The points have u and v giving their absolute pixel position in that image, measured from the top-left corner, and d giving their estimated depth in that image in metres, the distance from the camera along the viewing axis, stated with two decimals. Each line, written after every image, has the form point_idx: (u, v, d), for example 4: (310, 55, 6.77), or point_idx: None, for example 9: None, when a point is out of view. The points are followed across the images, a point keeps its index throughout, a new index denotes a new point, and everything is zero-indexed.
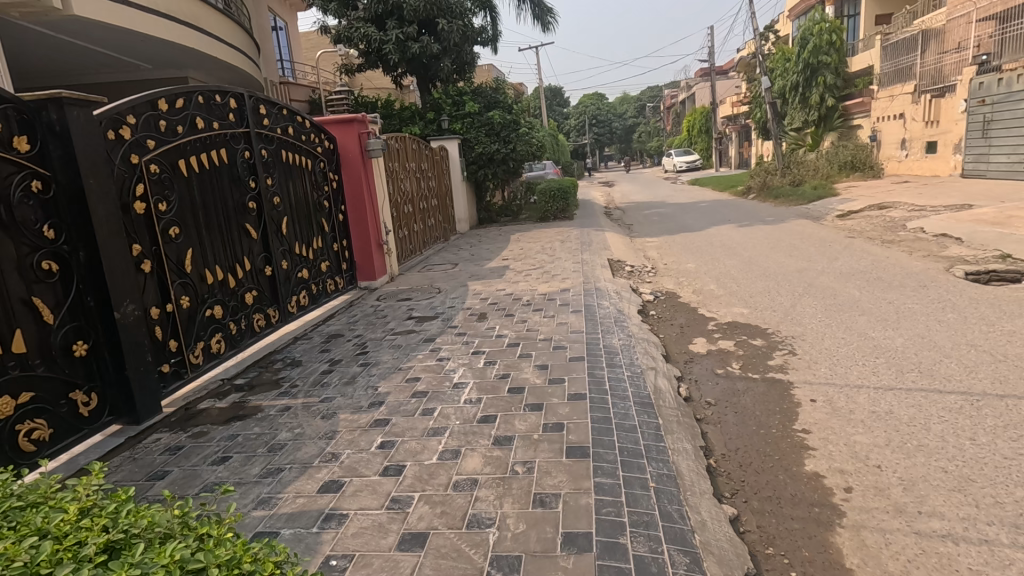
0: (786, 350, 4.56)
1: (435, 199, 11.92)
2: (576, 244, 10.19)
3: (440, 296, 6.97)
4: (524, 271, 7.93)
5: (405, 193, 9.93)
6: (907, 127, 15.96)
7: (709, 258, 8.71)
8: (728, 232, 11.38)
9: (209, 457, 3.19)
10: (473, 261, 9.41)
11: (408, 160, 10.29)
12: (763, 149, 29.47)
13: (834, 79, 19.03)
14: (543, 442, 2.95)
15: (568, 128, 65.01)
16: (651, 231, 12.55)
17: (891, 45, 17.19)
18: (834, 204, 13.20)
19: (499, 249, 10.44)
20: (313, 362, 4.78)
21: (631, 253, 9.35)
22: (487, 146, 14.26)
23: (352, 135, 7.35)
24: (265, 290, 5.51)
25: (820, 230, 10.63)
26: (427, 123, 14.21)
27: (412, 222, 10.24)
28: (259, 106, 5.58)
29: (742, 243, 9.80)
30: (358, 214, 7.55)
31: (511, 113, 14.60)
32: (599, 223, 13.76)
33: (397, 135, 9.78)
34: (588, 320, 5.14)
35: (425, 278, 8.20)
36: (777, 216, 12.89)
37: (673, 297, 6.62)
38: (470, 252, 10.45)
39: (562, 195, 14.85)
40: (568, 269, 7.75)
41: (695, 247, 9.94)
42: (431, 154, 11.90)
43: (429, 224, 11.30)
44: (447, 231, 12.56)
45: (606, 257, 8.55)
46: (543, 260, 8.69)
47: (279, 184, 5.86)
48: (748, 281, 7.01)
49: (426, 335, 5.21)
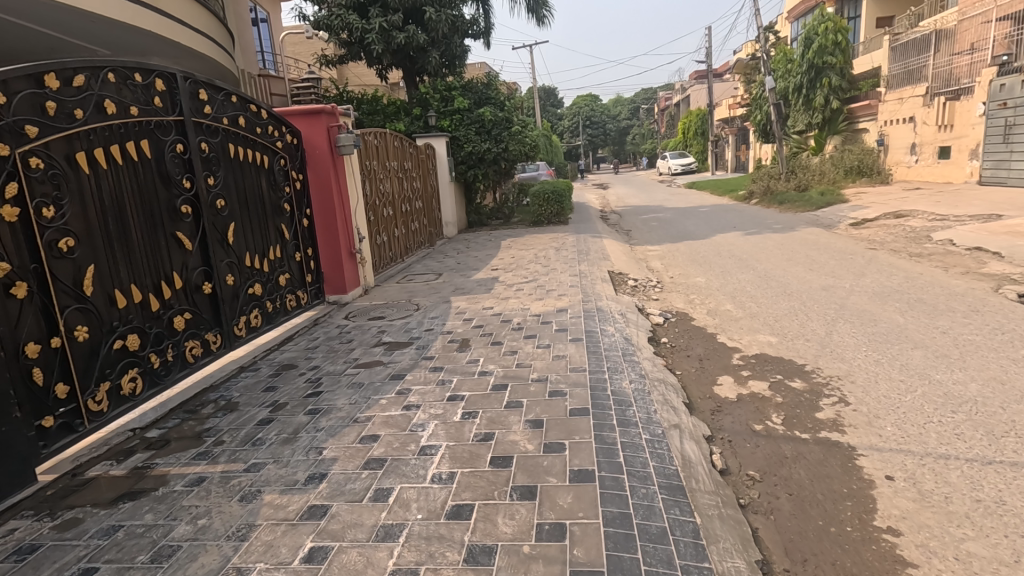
0: (835, 398, 3.70)
1: (420, 202, 11.02)
2: (572, 252, 9.32)
3: (417, 314, 6.05)
4: (515, 285, 7.05)
5: (385, 196, 9.04)
6: (917, 131, 15.26)
7: (719, 270, 7.88)
8: (735, 240, 10.57)
9: (67, 569, 2.27)
10: (458, 271, 8.51)
11: (390, 159, 9.40)
12: (761, 152, 28.78)
13: (840, 81, 18.30)
14: (537, 561, 2.08)
15: (562, 129, 64.27)
16: (652, 238, 11.70)
17: (900, 45, 16.48)
18: (845, 211, 12.43)
19: (488, 257, 9.55)
20: (250, 406, 3.85)
21: (633, 264, 8.51)
22: (477, 145, 13.37)
23: (319, 129, 6.43)
24: (203, 311, 4.58)
25: (836, 240, 9.83)
26: (413, 119, 13.29)
27: (393, 226, 9.33)
28: (198, 90, 4.66)
29: (753, 254, 8.96)
30: (325, 219, 6.65)
31: (503, 110, 13.72)
32: (596, 228, 12.91)
33: (377, 131, 8.88)
34: (591, 354, 4.25)
35: (403, 292, 7.29)
36: (785, 223, 12.11)
37: (685, 319, 5.77)
38: (456, 260, 9.55)
39: (557, 198, 13.97)
40: (565, 283, 6.88)
41: (702, 257, 9.10)
42: (416, 151, 11.01)
43: (412, 229, 10.39)
44: (433, 236, 11.67)
45: (606, 269, 7.69)
46: (537, 271, 7.81)
47: (225, 183, 4.94)
48: (769, 299, 6.17)
49: (394, 371, 4.29)
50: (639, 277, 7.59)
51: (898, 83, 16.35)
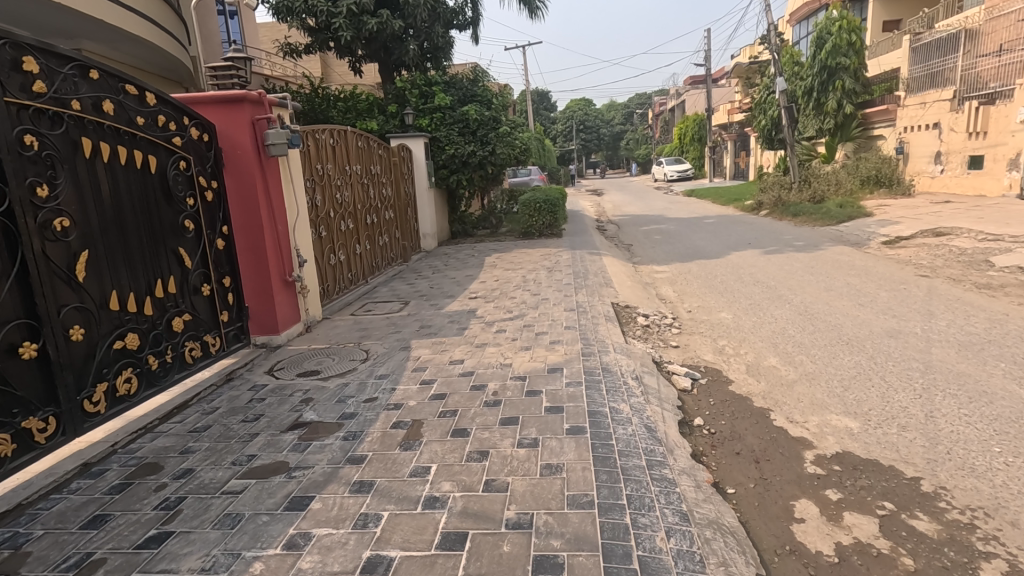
0: (1000, 563, 2.27)
1: (391, 212, 9.54)
2: (566, 275, 7.87)
3: (362, 369, 4.55)
4: (496, 323, 5.59)
5: (345, 205, 7.56)
6: (942, 139, 14.02)
7: (746, 302, 6.46)
8: (754, 261, 9.17)
9: None
10: (430, 299, 7.03)
11: (351, 162, 7.90)
12: (763, 160, 27.58)
13: (853, 84, 17.03)
14: None
15: (555, 133, 63.13)
16: (657, 255, 10.28)
17: (919, 46, 15.21)
18: (871, 227, 11.09)
19: (468, 279, 8.07)
20: (40, 567, 2.34)
21: (641, 293, 7.07)
22: (460, 148, 11.91)
23: (240, 122, 4.94)
24: (19, 386, 3.06)
25: (873, 262, 8.44)
26: (388, 118, 11.80)
27: (354, 242, 7.85)
28: (22, 58, 3.16)
29: (782, 280, 7.55)
30: (249, 238, 5.14)
31: (490, 108, 12.28)
32: (593, 242, 11.49)
33: (335, 128, 7.40)
34: (599, 468, 2.78)
35: (354, 331, 5.78)
36: (807, 239, 10.73)
37: (718, 381, 4.35)
38: (430, 283, 8.07)
39: (549, 207, 12.51)
40: (558, 322, 5.43)
41: (719, 282, 7.68)
42: (387, 154, 9.53)
43: (381, 245, 8.90)
44: (408, 251, 10.21)
45: (609, 301, 6.25)
46: (525, 302, 6.36)
47: (73, 194, 3.45)
48: (824, 351, 4.76)
49: (295, 490, 2.79)
50: (650, 311, 6.16)
51: (918, 87, 15.09)
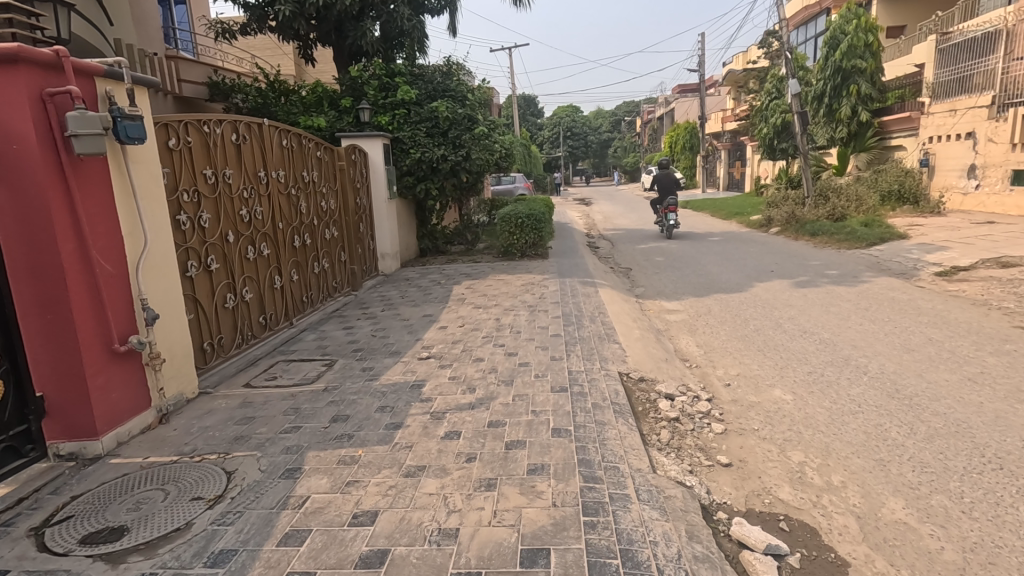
0: None
1: (333, 229, 7.60)
2: (553, 318, 5.97)
3: (194, 534, 2.57)
4: (447, 416, 3.67)
5: (257, 224, 5.62)
6: (977, 150, 12.52)
7: (804, 373, 4.60)
8: (786, 296, 7.39)
9: None
10: (367, 357, 5.08)
11: (270, 167, 5.95)
12: (762, 170, 26.13)
13: (870, 89, 15.49)
14: None
15: (542, 140, 61.51)
16: (664, 285, 8.45)
17: (948, 47, 13.64)
18: (912, 253, 9.41)
19: (424, 323, 6.14)
20: None
21: (654, 350, 5.17)
22: (427, 150, 9.94)
23: (18, 97, 2.98)
24: None
25: (939, 302, 6.72)
26: (341, 114, 9.84)
27: (271, 273, 5.89)
28: None
29: (834, 329, 5.75)
30: (41, 285, 3.15)
31: (464, 105, 10.40)
32: (585, 266, 9.60)
33: (242, 121, 5.45)
34: None
35: (230, 423, 3.78)
36: (839, 267, 8.99)
37: (821, 561, 2.48)
38: (373, 328, 6.11)
39: (534, 223, 10.47)
40: (540, 419, 3.54)
41: (753, 331, 5.83)
42: (328, 156, 7.59)
43: (315, 272, 6.96)
44: (357, 276, 8.27)
45: (617, 372, 4.38)
46: (497, 371, 4.44)
47: None
48: (976, 489, 2.91)
49: None
50: (674, 389, 4.26)
51: (946, 93, 13.55)
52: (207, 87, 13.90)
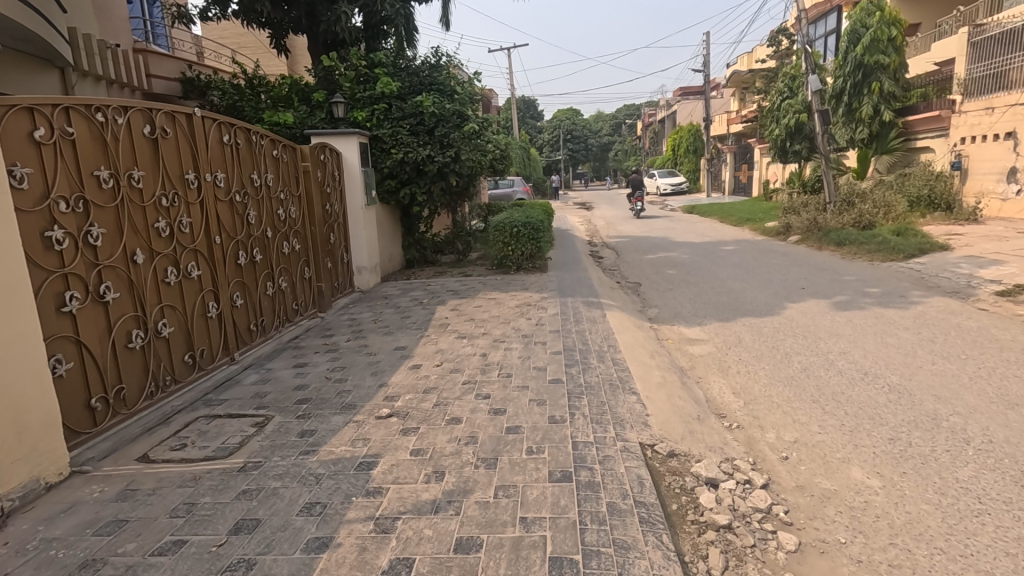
0: None
1: (294, 242, 6.47)
2: (551, 356, 4.83)
3: None
4: (398, 528, 2.53)
5: (182, 239, 4.49)
6: (1018, 151, 11.44)
7: (885, 442, 3.47)
8: (828, 321, 6.25)
9: None
10: (313, 413, 3.95)
11: (204, 168, 4.82)
12: (770, 173, 25.07)
13: (893, 86, 14.42)
14: None
15: (542, 143, 60.46)
16: (680, 305, 7.32)
17: (982, 40, 12.56)
18: (961, 267, 8.27)
19: (394, 360, 5.00)
20: None
21: (681, 404, 4.03)
22: (411, 150, 8.80)
23: None
24: None
25: (1018, 331, 5.58)
26: (313, 109, 8.73)
27: (204, 299, 4.75)
28: None
29: (902, 370, 4.60)
30: None
31: (453, 100, 9.30)
32: (590, 281, 8.47)
33: (161, 109, 4.32)
34: None
35: (86, 534, 2.63)
36: (879, 283, 7.86)
37: None
38: (330, 366, 4.97)
39: (531, 232, 9.36)
40: (532, 539, 2.40)
41: (800, 374, 4.69)
42: (288, 156, 6.47)
43: (268, 293, 5.83)
44: (325, 295, 7.14)
45: (639, 444, 3.25)
46: (476, 443, 3.31)
47: None
48: None
49: None
50: (717, 471, 3.11)
51: (980, 89, 12.46)
52: (180, 83, 12.78)
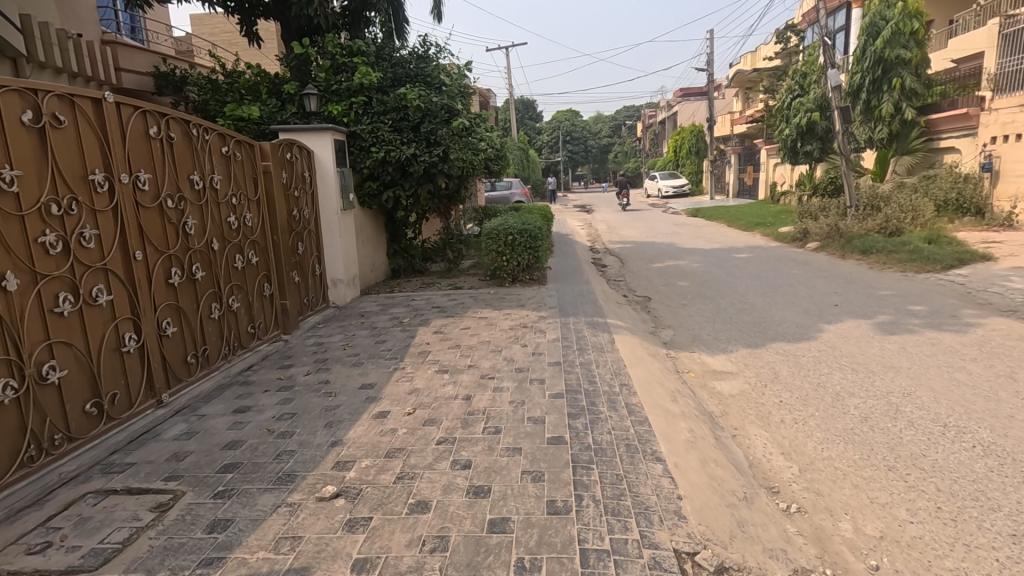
0: None
1: (251, 254, 5.53)
2: (550, 402, 3.88)
3: None
4: None
5: (83, 256, 3.54)
6: None
7: (1007, 542, 2.53)
8: (876, 348, 5.32)
9: None
10: (240, 487, 3.00)
11: (119, 167, 3.88)
12: (777, 175, 24.21)
13: (915, 82, 13.51)
14: None
15: (540, 144, 59.56)
16: (698, 325, 6.39)
17: (1014, 31, 11.61)
18: (1012, 281, 7.35)
19: (357, 404, 4.05)
20: None
21: (720, 477, 3.09)
22: (393, 148, 7.86)
23: None
24: None
25: None
26: (283, 102, 7.80)
27: (118, 331, 3.80)
28: None
29: (990, 422, 3.67)
30: None
31: (440, 92, 8.38)
32: (594, 296, 7.54)
33: (51, 91, 3.38)
34: None
35: None
36: (922, 299, 6.93)
37: None
38: (278, 411, 4.01)
39: (528, 240, 8.41)
40: None
41: (862, 426, 3.74)
42: (243, 153, 5.54)
43: (213, 317, 4.87)
44: (290, 315, 6.18)
45: (674, 557, 2.31)
46: (446, 549, 2.38)
47: None
48: None
49: None
50: None
51: (1014, 84, 11.55)
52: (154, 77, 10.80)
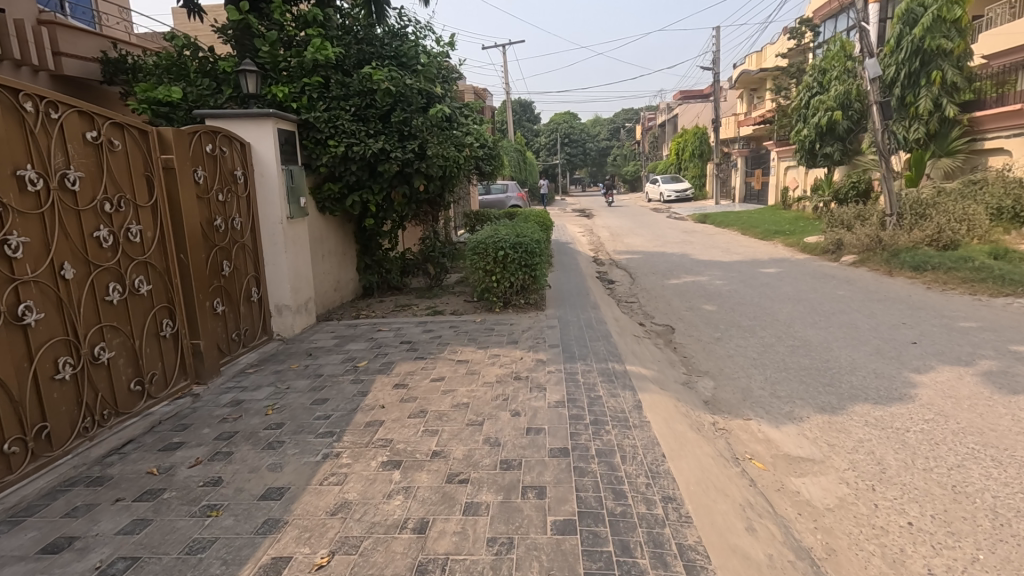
0: None
1: (138, 281, 3.99)
2: (554, 546, 2.35)
3: None
4: None
5: None
6: None
7: None
8: (1006, 415, 3.83)
9: None
10: None
11: None
12: (789, 180, 22.77)
13: (958, 76, 12.06)
14: None
15: (537, 147, 58.03)
16: (746, 372, 4.87)
17: None
18: None
19: (239, 541, 2.50)
20: None
21: None
22: (355, 140, 6.35)
23: None
24: None
25: None
26: (220, 83, 6.28)
27: None
28: None
29: None
30: None
31: (416, 74, 6.89)
32: (607, 326, 6.02)
33: None
34: None
35: None
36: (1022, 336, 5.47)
37: None
38: (109, 553, 2.45)
39: (524, 256, 6.87)
40: None
41: None
42: (126, 141, 3.99)
43: (62, 379, 3.32)
44: (203, 357, 4.64)
45: None
46: None
47: None
48: None
49: None
50: None
51: None
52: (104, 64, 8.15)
